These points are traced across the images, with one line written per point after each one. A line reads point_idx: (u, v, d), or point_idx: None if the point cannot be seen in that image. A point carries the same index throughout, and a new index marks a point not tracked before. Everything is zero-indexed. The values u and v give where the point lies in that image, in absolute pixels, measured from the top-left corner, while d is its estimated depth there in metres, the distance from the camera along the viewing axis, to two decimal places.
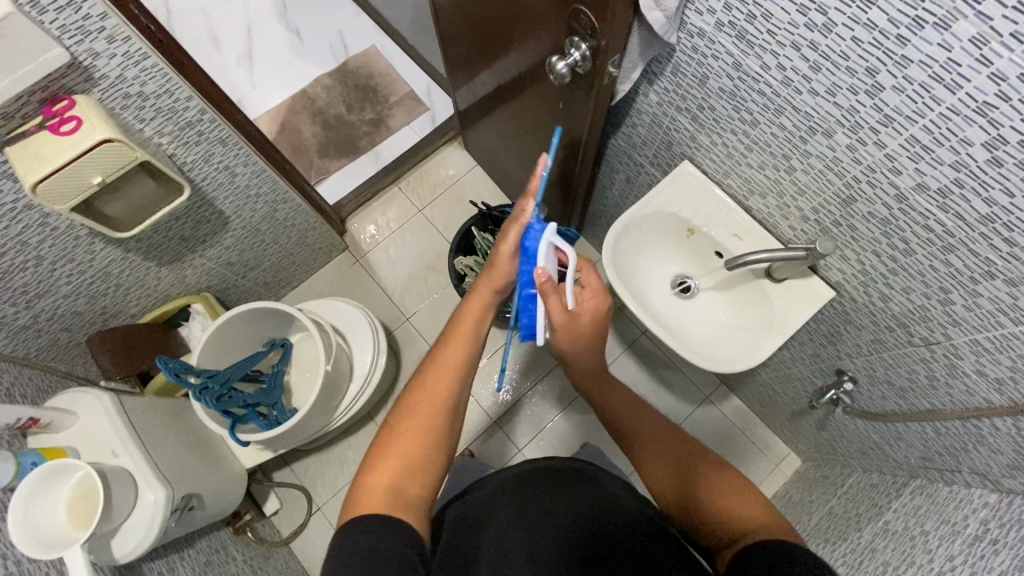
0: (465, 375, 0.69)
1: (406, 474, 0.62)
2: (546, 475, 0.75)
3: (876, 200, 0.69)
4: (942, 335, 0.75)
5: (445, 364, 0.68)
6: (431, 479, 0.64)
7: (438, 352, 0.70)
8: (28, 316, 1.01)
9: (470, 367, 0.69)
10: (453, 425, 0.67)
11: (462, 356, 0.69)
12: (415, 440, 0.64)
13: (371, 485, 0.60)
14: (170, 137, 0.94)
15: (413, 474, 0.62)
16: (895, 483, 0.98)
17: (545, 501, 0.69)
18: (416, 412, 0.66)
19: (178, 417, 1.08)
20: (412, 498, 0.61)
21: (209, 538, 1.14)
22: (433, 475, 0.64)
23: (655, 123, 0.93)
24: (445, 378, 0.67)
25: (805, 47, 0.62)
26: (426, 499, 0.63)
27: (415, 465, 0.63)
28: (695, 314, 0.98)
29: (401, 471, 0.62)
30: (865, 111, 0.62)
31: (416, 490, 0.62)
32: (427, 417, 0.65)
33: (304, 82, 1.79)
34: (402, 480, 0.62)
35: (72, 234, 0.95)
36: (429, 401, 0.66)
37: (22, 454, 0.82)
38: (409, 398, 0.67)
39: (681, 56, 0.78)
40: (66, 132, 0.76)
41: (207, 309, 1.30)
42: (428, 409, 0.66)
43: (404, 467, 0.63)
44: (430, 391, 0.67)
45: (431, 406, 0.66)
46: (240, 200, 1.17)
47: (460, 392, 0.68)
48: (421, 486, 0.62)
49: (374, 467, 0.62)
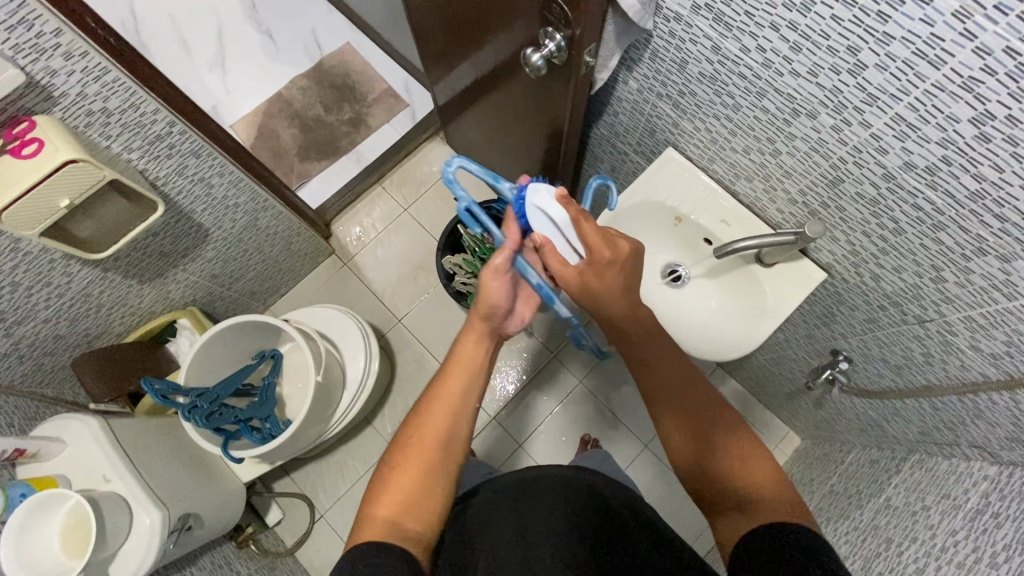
0: (464, 406, 0.67)
1: (407, 507, 0.61)
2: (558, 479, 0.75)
3: (864, 180, 0.67)
4: (935, 312, 0.74)
5: (444, 394, 0.67)
6: (435, 510, 0.62)
7: (435, 391, 0.68)
8: (9, 343, 0.99)
9: (469, 397, 0.68)
10: (456, 456, 0.65)
11: (461, 386, 0.67)
12: (415, 472, 0.63)
13: (374, 517, 0.60)
14: (139, 152, 0.91)
15: (415, 507, 0.61)
16: (895, 459, 0.98)
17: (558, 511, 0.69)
18: (416, 447, 0.64)
19: (169, 436, 1.06)
20: (414, 531, 0.60)
21: (212, 555, 1.13)
22: (438, 507, 0.62)
23: (637, 111, 0.91)
24: (445, 412, 0.66)
25: (784, 27, 0.60)
26: (430, 531, 0.61)
27: (418, 497, 0.62)
28: (686, 303, 0.96)
29: (403, 503, 0.61)
30: (849, 90, 0.60)
31: (417, 524, 0.60)
32: (426, 450, 0.64)
33: (280, 84, 1.75)
34: (403, 512, 0.61)
35: (46, 259, 0.92)
36: (429, 432, 0.65)
37: (9, 487, 0.82)
38: (410, 435, 0.66)
39: (659, 42, 0.76)
40: (27, 155, 0.73)
41: (194, 324, 1.28)
42: (427, 445, 0.64)
43: (406, 499, 0.61)
44: (431, 425, 0.65)
45: (429, 440, 0.65)
46: (219, 211, 1.14)
47: (461, 422, 0.66)
48: (423, 519, 0.61)
49: (377, 500, 0.62)
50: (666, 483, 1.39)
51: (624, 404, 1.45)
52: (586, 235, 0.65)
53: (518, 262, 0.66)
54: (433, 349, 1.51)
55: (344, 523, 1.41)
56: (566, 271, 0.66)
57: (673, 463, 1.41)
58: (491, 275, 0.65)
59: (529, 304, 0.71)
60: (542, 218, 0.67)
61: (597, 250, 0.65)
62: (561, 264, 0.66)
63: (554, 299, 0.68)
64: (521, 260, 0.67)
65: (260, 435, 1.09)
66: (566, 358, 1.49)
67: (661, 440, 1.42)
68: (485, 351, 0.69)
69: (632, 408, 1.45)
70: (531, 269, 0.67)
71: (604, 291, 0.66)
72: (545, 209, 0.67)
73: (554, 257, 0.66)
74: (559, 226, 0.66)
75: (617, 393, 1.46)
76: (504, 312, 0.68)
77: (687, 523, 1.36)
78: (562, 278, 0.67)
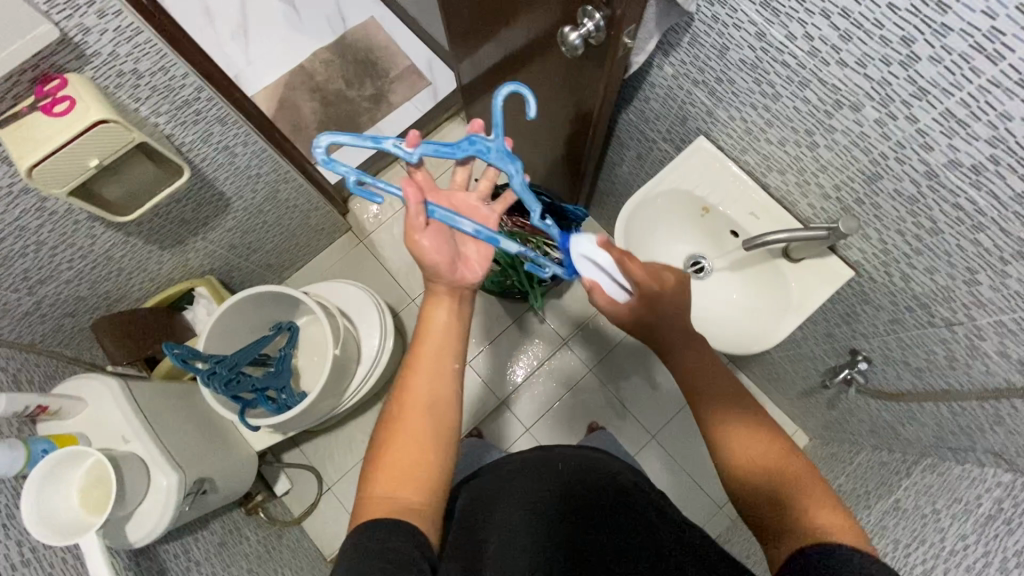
0: (442, 371, 0.67)
1: (404, 479, 0.61)
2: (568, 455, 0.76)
3: (903, 177, 0.66)
4: (965, 316, 0.73)
5: (422, 364, 0.67)
6: (431, 478, 0.62)
7: (410, 363, 0.68)
8: (31, 302, 1.00)
9: (446, 361, 0.68)
10: (443, 418, 0.65)
11: (437, 352, 0.68)
12: (408, 443, 0.63)
13: (373, 494, 0.60)
14: (167, 116, 0.91)
15: (413, 477, 0.61)
16: (906, 462, 0.98)
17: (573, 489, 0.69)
18: (403, 417, 0.64)
19: (186, 401, 1.08)
20: (413, 501, 0.59)
21: (221, 520, 1.15)
22: (434, 475, 0.62)
23: (670, 97, 0.89)
24: (423, 376, 0.66)
25: (835, 15, 0.58)
26: (430, 500, 0.61)
27: (413, 466, 0.62)
28: (709, 295, 0.96)
29: (400, 475, 0.61)
30: (898, 83, 0.59)
31: (415, 494, 0.60)
32: (413, 420, 0.64)
33: (302, 57, 1.74)
34: (399, 484, 0.60)
35: (71, 219, 0.93)
36: (414, 401, 0.65)
37: (31, 442, 0.82)
38: (394, 409, 0.66)
39: (700, 26, 0.74)
40: (59, 113, 0.72)
41: (211, 292, 1.28)
42: (412, 412, 0.64)
43: (402, 471, 0.61)
44: (411, 393, 0.66)
45: (416, 409, 0.65)
46: (241, 180, 1.14)
47: (442, 385, 0.67)
48: (421, 488, 0.61)
49: (373, 477, 0.62)
50: (671, 475, 1.40)
51: (634, 395, 1.45)
52: (633, 273, 0.71)
53: (439, 211, 0.68)
54: None
55: (350, 496, 1.43)
56: (618, 308, 0.71)
57: (679, 455, 1.41)
58: (419, 234, 0.67)
59: (476, 250, 0.71)
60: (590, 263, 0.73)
61: (646, 287, 0.71)
62: (611, 302, 0.71)
63: (495, 236, 0.69)
64: (438, 210, 0.68)
65: (275, 405, 1.10)
66: (576, 346, 1.49)
67: (669, 431, 1.43)
68: (454, 314, 0.70)
69: (641, 399, 1.45)
70: (458, 218, 0.68)
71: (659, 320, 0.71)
72: (589, 255, 0.73)
73: (603, 294, 0.71)
74: (605, 268, 0.72)
75: (626, 383, 1.46)
76: (448, 266, 0.68)
77: (689, 515, 1.37)
78: (613, 314, 0.72)
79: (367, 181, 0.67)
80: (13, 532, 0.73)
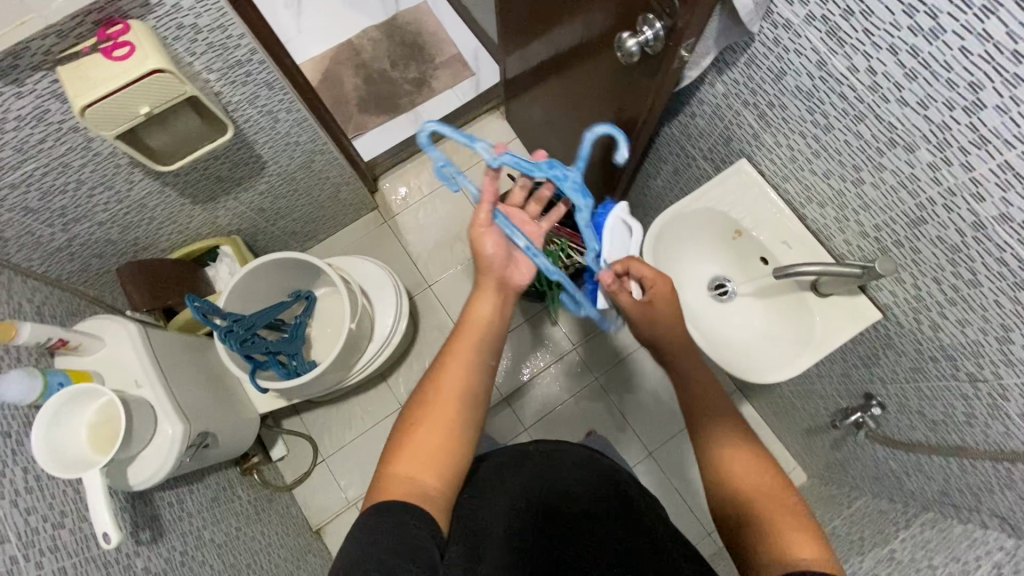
0: (475, 367, 0.69)
1: (426, 465, 0.61)
2: (562, 456, 0.75)
3: (949, 225, 0.65)
4: (991, 373, 0.72)
5: (458, 356, 0.69)
6: (452, 466, 0.62)
7: (445, 356, 0.70)
8: (64, 238, 1.02)
9: (480, 359, 0.70)
10: (471, 408, 0.67)
11: (472, 348, 0.70)
12: (435, 429, 0.63)
13: (393, 474, 0.60)
14: (218, 74, 0.92)
15: (436, 462, 0.61)
16: (906, 513, 0.96)
17: (557, 501, 0.69)
18: (432, 403, 0.65)
19: (199, 355, 1.09)
20: (433, 487, 0.60)
21: (218, 475, 1.16)
22: (454, 464, 0.62)
23: (717, 116, 0.88)
24: (458, 368, 0.68)
25: (903, 52, 0.58)
26: (447, 488, 0.61)
27: (435, 452, 0.62)
28: (729, 318, 0.95)
29: (424, 457, 0.61)
30: (958, 129, 0.57)
31: (434, 481, 0.60)
32: (443, 407, 0.65)
33: (351, 33, 1.75)
34: (421, 468, 0.60)
35: (113, 162, 0.94)
36: (446, 391, 0.66)
37: (49, 374, 0.83)
38: (424, 395, 0.66)
39: (759, 48, 0.73)
40: (119, 57, 0.74)
41: (235, 252, 1.31)
42: (441, 397, 0.65)
43: (426, 454, 0.61)
44: (444, 382, 0.67)
45: (446, 397, 0.66)
46: (279, 145, 1.15)
47: (475, 380, 0.69)
48: (440, 476, 0.61)
49: (396, 458, 0.62)
50: (665, 494, 1.39)
51: (637, 410, 1.44)
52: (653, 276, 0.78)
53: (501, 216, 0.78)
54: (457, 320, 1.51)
55: (343, 470, 1.44)
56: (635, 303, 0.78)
57: (673, 475, 1.40)
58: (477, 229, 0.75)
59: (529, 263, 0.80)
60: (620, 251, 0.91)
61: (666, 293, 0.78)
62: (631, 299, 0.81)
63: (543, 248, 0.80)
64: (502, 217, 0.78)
65: (286, 370, 1.11)
66: (586, 353, 1.48)
67: (667, 449, 1.42)
68: (496, 310, 0.74)
69: (642, 414, 1.44)
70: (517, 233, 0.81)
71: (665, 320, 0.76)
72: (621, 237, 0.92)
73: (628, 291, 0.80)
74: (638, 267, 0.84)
75: (631, 396, 1.45)
76: (501, 261, 0.76)
77: None
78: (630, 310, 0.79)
79: (448, 170, 0.82)
80: (20, 459, 0.74)
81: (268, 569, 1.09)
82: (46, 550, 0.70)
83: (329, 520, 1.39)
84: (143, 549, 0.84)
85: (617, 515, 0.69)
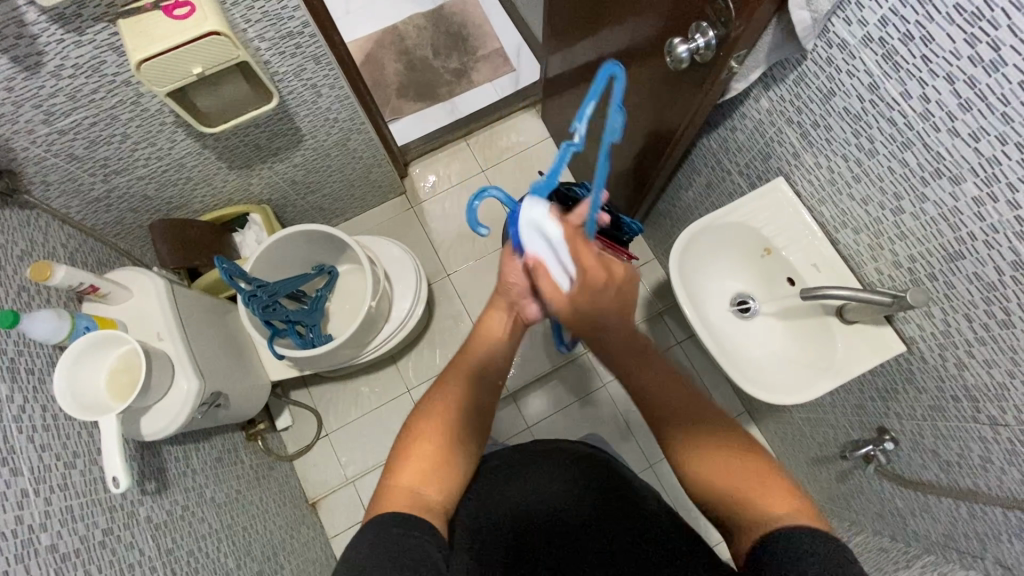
0: (476, 385, 0.70)
1: (427, 476, 0.61)
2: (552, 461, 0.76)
3: (987, 262, 0.64)
4: (1014, 419, 0.71)
5: (460, 370, 0.71)
6: (449, 481, 0.62)
7: (452, 366, 0.72)
8: (103, 189, 1.05)
9: (481, 374, 0.71)
10: (472, 424, 0.67)
11: (476, 361, 0.72)
12: (432, 440, 0.64)
13: (395, 485, 0.60)
14: (269, 44, 0.94)
15: (433, 476, 0.61)
16: (907, 554, 0.94)
17: (542, 504, 0.70)
18: (430, 416, 0.66)
19: (219, 317, 1.11)
20: (434, 501, 0.60)
21: (223, 437, 1.18)
22: (454, 478, 0.63)
23: (758, 131, 0.88)
24: (458, 382, 0.69)
25: (960, 82, 0.57)
26: (447, 501, 0.61)
27: (436, 466, 0.62)
28: (749, 335, 0.95)
29: (423, 472, 0.61)
30: (1007, 164, 0.57)
31: (434, 494, 0.60)
32: (442, 421, 0.65)
33: (398, 18, 1.78)
34: (421, 481, 0.60)
35: (158, 119, 0.96)
36: (446, 405, 0.67)
37: (77, 317, 0.85)
38: (425, 405, 0.68)
39: (810, 66, 0.73)
40: (178, 17, 0.76)
41: (263, 221, 1.32)
42: (451, 402, 0.67)
43: (425, 469, 0.61)
44: (444, 395, 0.68)
45: (445, 410, 0.66)
46: (318, 120, 1.16)
47: (476, 395, 0.69)
48: (441, 488, 0.61)
49: (397, 470, 0.62)
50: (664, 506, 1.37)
51: (642, 419, 1.44)
52: (581, 259, 0.61)
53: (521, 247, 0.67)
54: (472, 311, 1.52)
55: (344, 447, 1.45)
56: (557, 296, 0.61)
57: (673, 488, 1.39)
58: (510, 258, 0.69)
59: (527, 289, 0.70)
60: (536, 235, 0.61)
61: (593, 273, 0.61)
62: (554, 289, 0.61)
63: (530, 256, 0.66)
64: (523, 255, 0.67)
65: (302, 341, 1.13)
66: (595, 358, 1.48)
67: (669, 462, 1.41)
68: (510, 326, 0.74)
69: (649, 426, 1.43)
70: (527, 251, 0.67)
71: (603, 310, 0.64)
72: (536, 223, 0.61)
73: (547, 279, 0.60)
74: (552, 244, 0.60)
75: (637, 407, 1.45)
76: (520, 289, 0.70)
77: None
78: (551, 301, 0.62)
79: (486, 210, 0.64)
80: (40, 396, 0.76)
81: (263, 534, 1.11)
82: (56, 488, 0.71)
83: (325, 494, 1.41)
84: (147, 498, 0.86)
85: (608, 514, 0.68)
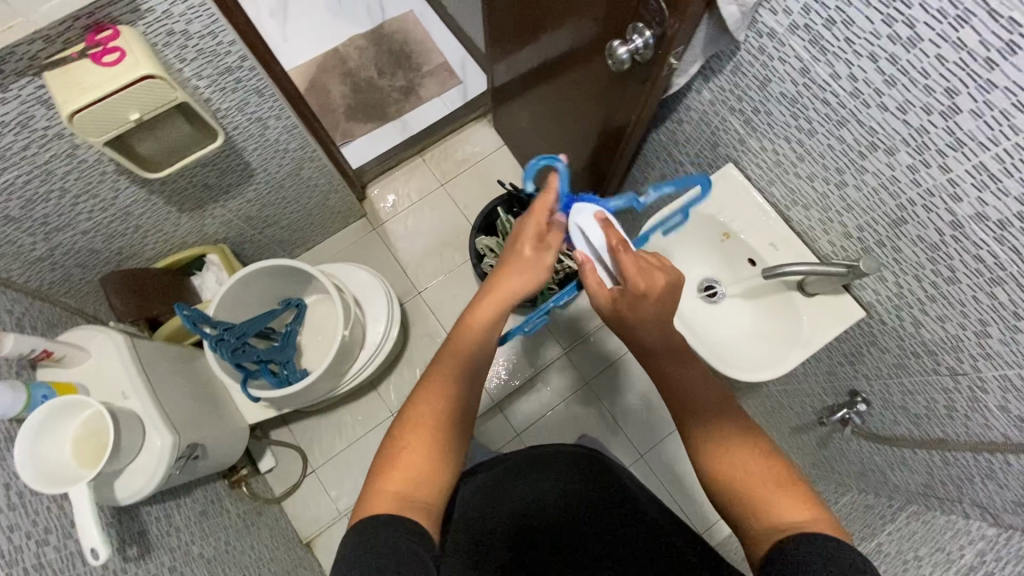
0: (461, 386, 0.67)
1: (414, 479, 0.60)
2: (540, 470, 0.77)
3: (929, 225, 0.67)
4: (970, 367, 0.75)
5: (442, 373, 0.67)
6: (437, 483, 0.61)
7: (434, 368, 0.68)
8: (46, 247, 1.00)
9: (465, 378, 0.67)
10: (458, 423, 0.66)
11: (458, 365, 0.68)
12: (418, 446, 0.62)
13: (381, 491, 0.59)
14: (208, 81, 0.91)
15: (420, 478, 0.60)
16: (892, 507, 0.99)
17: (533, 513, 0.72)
18: (414, 424, 0.64)
19: (186, 365, 1.07)
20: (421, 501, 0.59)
21: (205, 488, 1.14)
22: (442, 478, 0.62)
23: (703, 122, 0.91)
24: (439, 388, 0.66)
25: (883, 59, 0.61)
26: (436, 500, 0.61)
27: (424, 468, 0.61)
28: (720, 319, 0.98)
29: (411, 473, 0.60)
30: (936, 132, 0.60)
31: (422, 495, 0.60)
32: (428, 428, 0.63)
33: (337, 42, 1.76)
34: (409, 486, 0.59)
35: (98, 169, 0.92)
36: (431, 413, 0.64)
37: (32, 386, 0.81)
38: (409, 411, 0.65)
39: (745, 56, 0.76)
40: (108, 63, 0.73)
41: (222, 261, 1.28)
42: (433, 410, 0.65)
43: (412, 472, 0.60)
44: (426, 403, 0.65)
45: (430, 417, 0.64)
46: (268, 153, 1.14)
47: (460, 398, 0.66)
48: (432, 490, 0.61)
49: (382, 475, 0.61)
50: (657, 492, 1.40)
51: (627, 412, 1.45)
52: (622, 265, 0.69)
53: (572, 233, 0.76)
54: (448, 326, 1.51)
55: (333, 481, 1.42)
56: (599, 293, 0.71)
57: (663, 474, 1.42)
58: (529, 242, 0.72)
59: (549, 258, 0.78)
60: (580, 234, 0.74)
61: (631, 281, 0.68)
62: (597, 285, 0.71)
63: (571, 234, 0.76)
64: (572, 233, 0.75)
65: (276, 378, 1.10)
66: (576, 357, 1.49)
67: (656, 450, 1.43)
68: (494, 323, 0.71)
69: (634, 417, 1.45)
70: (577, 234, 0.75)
71: (635, 318, 0.69)
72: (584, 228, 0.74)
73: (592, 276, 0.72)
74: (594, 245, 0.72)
75: (620, 401, 1.46)
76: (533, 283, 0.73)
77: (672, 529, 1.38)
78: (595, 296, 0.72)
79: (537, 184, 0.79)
80: (2, 474, 0.72)
81: None
82: (30, 569, 0.67)
83: (320, 532, 1.37)
84: (131, 565, 0.82)
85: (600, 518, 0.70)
